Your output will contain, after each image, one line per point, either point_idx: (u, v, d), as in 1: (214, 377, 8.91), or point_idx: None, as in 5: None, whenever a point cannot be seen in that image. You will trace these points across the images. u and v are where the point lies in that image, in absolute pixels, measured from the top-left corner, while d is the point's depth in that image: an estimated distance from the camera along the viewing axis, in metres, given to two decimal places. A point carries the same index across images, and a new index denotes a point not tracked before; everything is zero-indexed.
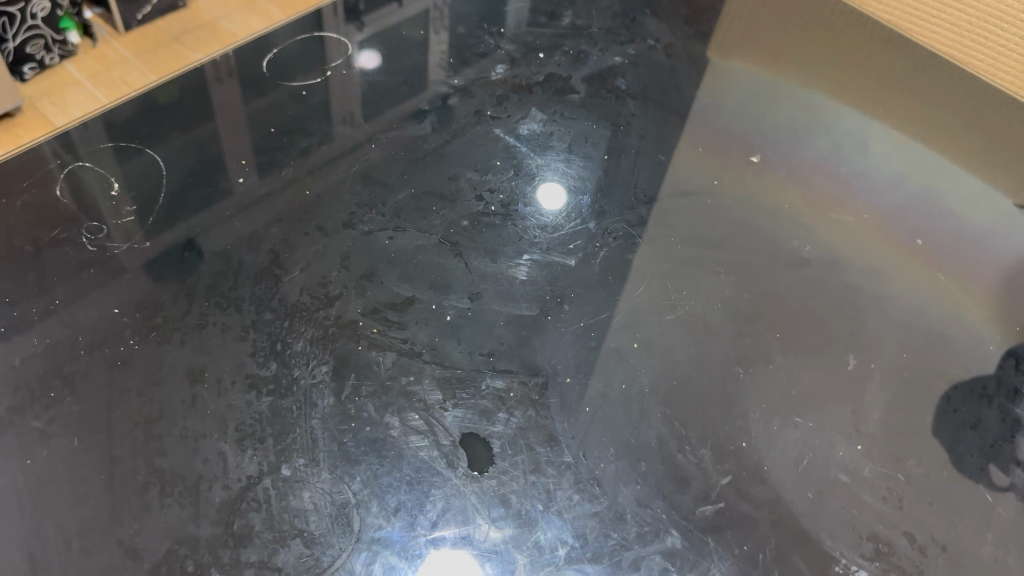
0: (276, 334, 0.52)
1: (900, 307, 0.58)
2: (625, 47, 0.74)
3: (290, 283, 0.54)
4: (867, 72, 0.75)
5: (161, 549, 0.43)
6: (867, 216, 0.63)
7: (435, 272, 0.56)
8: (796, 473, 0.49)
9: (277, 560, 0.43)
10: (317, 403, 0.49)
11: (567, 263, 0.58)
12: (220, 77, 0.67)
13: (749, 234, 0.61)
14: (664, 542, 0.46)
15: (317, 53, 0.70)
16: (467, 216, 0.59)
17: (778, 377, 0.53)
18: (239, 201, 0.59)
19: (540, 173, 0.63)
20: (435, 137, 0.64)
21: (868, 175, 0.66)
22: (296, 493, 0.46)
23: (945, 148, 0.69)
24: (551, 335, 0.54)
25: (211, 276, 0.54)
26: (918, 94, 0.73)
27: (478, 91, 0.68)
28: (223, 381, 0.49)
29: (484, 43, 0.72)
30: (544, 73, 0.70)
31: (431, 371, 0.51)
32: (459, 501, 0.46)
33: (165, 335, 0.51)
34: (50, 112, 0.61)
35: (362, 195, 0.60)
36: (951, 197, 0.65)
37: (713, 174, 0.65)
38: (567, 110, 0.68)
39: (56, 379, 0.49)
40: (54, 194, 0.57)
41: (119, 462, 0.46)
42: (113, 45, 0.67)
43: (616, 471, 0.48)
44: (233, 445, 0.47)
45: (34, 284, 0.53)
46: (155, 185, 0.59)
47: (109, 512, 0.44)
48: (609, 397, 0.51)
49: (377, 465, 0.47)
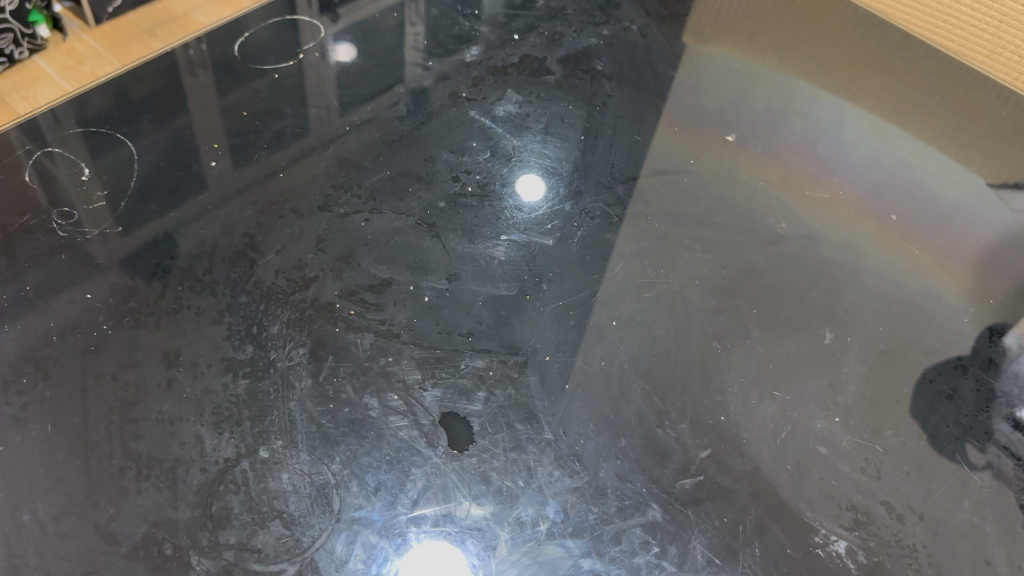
0: (252, 317, 0.51)
1: (876, 280, 0.59)
2: (601, 28, 0.74)
3: (266, 266, 0.54)
4: (841, 52, 0.75)
5: (139, 533, 0.43)
6: (843, 193, 0.64)
7: (413, 253, 0.56)
8: (775, 445, 0.50)
9: (257, 542, 0.43)
10: (295, 385, 0.49)
11: (545, 243, 0.57)
12: (191, 61, 0.66)
13: (726, 212, 0.61)
14: (645, 516, 0.46)
15: (290, 36, 0.69)
16: (444, 197, 0.59)
17: (756, 351, 0.54)
18: (213, 185, 0.58)
19: (516, 154, 0.63)
20: (411, 120, 0.64)
21: (842, 152, 0.67)
22: (274, 474, 0.45)
23: (919, 125, 0.70)
24: (529, 314, 0.54)
25: (185, 260, 0.54)
26: (893, 72, 0.74)
27: (452, 73, 0.68)
28: (199, 364, 0.49)
29: (458, 25, 0.72)
30: (520, 55, 0.70)
31: (409, 351, 0.51)
32: (439, 479, 0.46)
33: (139, 319, 0.51)
34: (18, 101, 0.61)
35: (338, 177, 0.59)
36: (924, 174, 0.66)
37: (689, 152, 0.65)
38: (543, 91, 0.68)
39: (28, 365, 0.48)
40: (24, 179, 0.57)
41: (94, 447, 0.46)
42: (84, 39, 0.66)
43: (596, 447, 0.48)
44: (210, 428, 0.47)
45: (5, 270, 0.52)
46: (127, 169, 0.58)
47: (85, 496, 0.44)
48: (589, 374, 0.51)
49: (356, 445, 0.47)
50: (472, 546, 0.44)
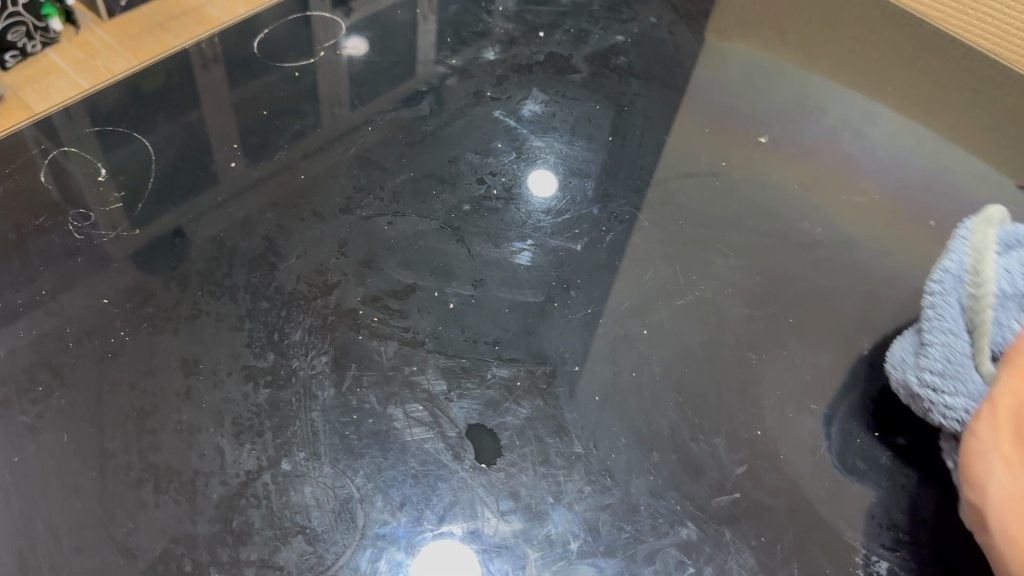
0: (273, 324, 0.50)
1: (914, 287, 0.57)
2: (627, 25, 0.72)
3: (287, 271, 0.52)
4: (874, 50, 0.73)
5: (157, 548, 0.42)
6: (879, 196, 0.62)
7: (437, 258, 0.54)
8: (813, 461, 0.48)
9: (279, 558, 0.42)
10: (317, 395, 0.47)
11: (573, 248, 0.56)
12: (209, 59, 0.64)
13: (759, 216, 0.59)
14: (679, 534, 0.44)
15: (309, 33, 0.67)
16: (468, 200, 0.57)
17: (791, 362, 0.52)
18: (232, 185, 0.57)
19: (542, 156, 0.61)
20: (434, 119, 0.62)
21: (877, 154, 0.65)
22: (296, 487, 0.44)
23: (957, 126, 0.67)
24: (557, 322, 0.52)
25: (203, 263, 0.52)
26: (927, 72, 0.71)
27: (476, 71, 0.66)
28: (219, 372, 0.48)
29: (481, 21, 0.70)
30: (545, 52, 0.68)
31: (435, 361, 0.49)
32: (466, 494, 0.45)
33: (157, 325, 0.49)
34: (32, 98, 0.59)
35: (359, 178, 0.58)
36: (962, 177, 0.64)
37: (719, 154, 0.63)
38: (569, 90, 0.66)
39: (43, 372, 0.47)
40: (39, 179, 0.55)
41: (111, 458, 0.44)
42: (96, 33, 0.64)
43: (628, 461, 0.47)
44: (230, 439, 0.45)
45: (20, 273, 0.51)
46: (144, 169, 0.57)
47: (101, 510, 0.43)
48: (619, 385, 0.50)
49: (381, 458, 0.46)
50: (500, 565, 0.43)
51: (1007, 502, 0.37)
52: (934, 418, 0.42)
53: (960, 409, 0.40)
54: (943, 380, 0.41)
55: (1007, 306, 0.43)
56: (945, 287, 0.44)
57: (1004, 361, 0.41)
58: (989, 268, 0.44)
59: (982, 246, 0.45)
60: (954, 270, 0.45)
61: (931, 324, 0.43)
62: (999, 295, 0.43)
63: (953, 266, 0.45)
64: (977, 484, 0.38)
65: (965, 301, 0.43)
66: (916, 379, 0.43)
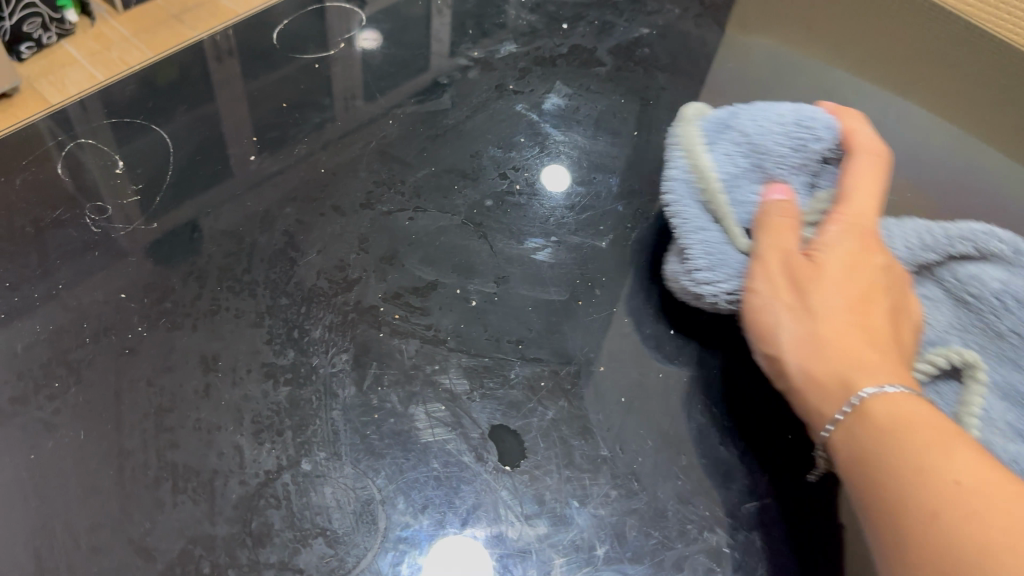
0: (293, 320, 0.49)
1: None
2: (653, 17, 0.71)
3: (307, 266, 0.51)
4: (906, 43, 0.71)
5: (174, 549, 0.41)
6: (911, 195, 0.60)
7: (459, 254, 0.53)
8: None
9: (299, 561, 0.41)
10: (338, 394, 0.46)
11: (598, 244, 0.54)
12: (227, 50, 0.64)
13: None
14: (708, 541, 0.43)
15: (329, 24, 0.66)
16: (491, 195, 0.56)
17: None
18: (251, 179, 0.56)
19: (566, 151, 0.60)
20: (455, 112, 0.61)
21: (909, 151, 0.63)
22: (317, 487, 0.43)
23: (991, 121, 0.65)
24: (582, 321, 0.51)
25: (222, 258, 0.51)
26: (958, 65, 0.70)
27: (499, 64, 0.65)
28: (238, 369, 0.47)
29: (503, 13, 0.69)
30: (568, 45, 0.67)
31: (457, 360, 0.48)
32: (489, 496, 0.44)
33: (175, 321, 0.48)
34: (48, 89, 0.58)
35: (380, 172, 0.57)
36: (995, 175, 0.62)
37: None
38: (593, 84, 0.64)
39: (60, 368, 0.46)
40: (56, 172, 0.54)
41: (128, 456, 0.43)
42: (111, 24, 0.64)
43: (655, 465, 0.45)
44: (250, 438, 0.44)
45: (36, 267, 0.50)
46: (162, 162, 0.56)
47: (118, 509, 0.42)
48: (646, 386, 0.48)
49: (402, 458, 0.45)
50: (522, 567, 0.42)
51: (798, 347, 0.41)
52: (709, 301, 0.46)
53: (730, 282, 0.45)
54: (714, 273, 0.45)
55: (738, 184, 0.47)
56: (676, 192, 0.48)
57: (755, 229, 0.45)
58: (706, 162, 0.47)
59: (688, 146, 0.48)
60: (711, 158, 0.48)
61: (681, 226, 0.47)
62: (724, 179, 0.47)
63: (676, 171, 0.48)
64: (771, 338, 0.42)
65: (694, 193, 0.48)
66: (691, 285, 0.46)
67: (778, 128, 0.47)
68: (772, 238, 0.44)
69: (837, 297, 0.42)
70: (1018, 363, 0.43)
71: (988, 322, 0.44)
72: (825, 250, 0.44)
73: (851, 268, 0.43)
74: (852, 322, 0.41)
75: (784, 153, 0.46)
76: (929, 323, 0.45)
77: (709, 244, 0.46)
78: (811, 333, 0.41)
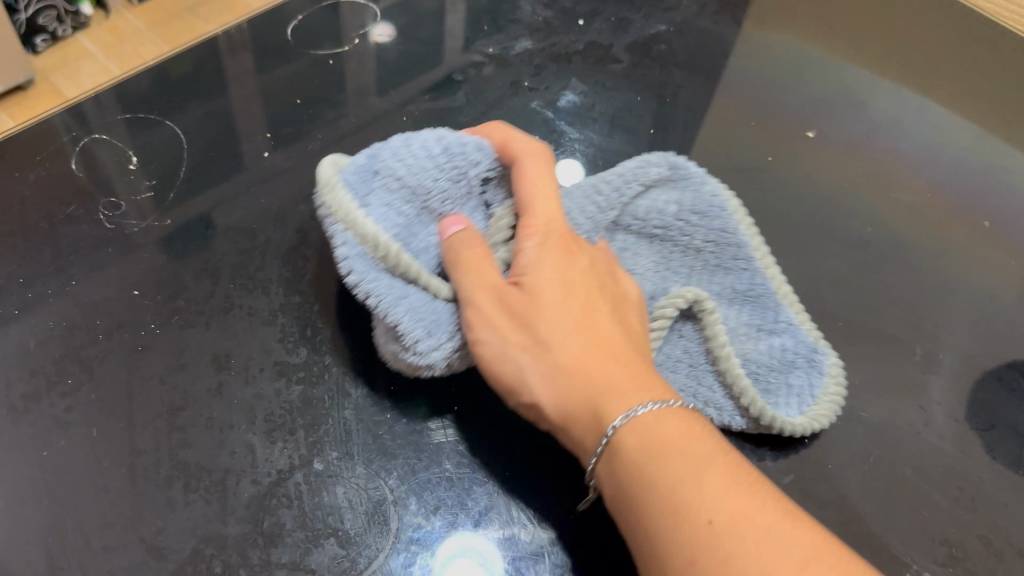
0: (306, 318, 0.49)
1: (967, 291, 0.54)
2: (670, 13, 0.70)
3: (319, 264, 0.51)
4: (933, 35, 0.70)
5: (186, 549, 0.41)
6: (930, 195, 0.59)
7: None
8: (862, 471, 0.46)
9: (310, 561, 0.41)
10: (350, 393, 0.46)
11: None
12: (241, 45, 0.63)
13: (806, 214, 0.57)
14: None
15: (343, 19, 0.66)
16: None
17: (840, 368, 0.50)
18: (265, 175, 0.55)
19: (581, 149, 0.59)
20: (470, 110, 0.61)
21: (928, 150, 0.62)
22: (328, 487, 0.43)
23: (1013, 117, 0.64)
24: None
25: (235, 255, 0.51)
26: (979, 57, 0.68)
27: (514, 61, 0.64)
28: (251, 368, 0.46)
29: (518, 8, 0.68)
30: (584, 41, 0.66)
31: None
32: (502, 499, 0.43)
33: (188, 318, 0.48)
34: (64, 84, 0.58)
35: None
36: (1017, 175, 0.61)
37: (764, 149, 0.61)
38: (609, 81, 0.64)
39: (73, 365, 0.46)
40: (70, 167, 0.54)
41: (140, 455, 0.43)
42: (126, 16, 0.63)
43: None
44: (262, 437, 0.44)
45: (49, 263, 0.50)
46: (175, 158, 0.56)
47: (130, 508, 0.42)
48: None
49: (415, 459, 0.44)
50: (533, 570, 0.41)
51: (546, 385, 0.39)
52: (417, 365, 0.43)
53: (432, 342, 0.42)
54: (432, 337, 0.42)
55: (414, 233, 0.43)
56: (359, 270, 0.41)
57: (446, 272, 0.42)
58: (368, 223, 0.41)
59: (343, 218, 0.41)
60: (376, 219, 0.41)
61: (380, 303, 0.41)
62: (397, 233, 0.42)
63: (344, 247, 0.41)
64: (517, 387, 0.40)
65: (375, 263, 0.41)
66: (415, 358, 0.42)
67: (422, 157, 0.43)
68: (451, 286, 0.41)
69: (563, 322, 0.40)
70: (723, 266, 0.49)
71: (682, 241, 0.49)
72: (530, 273, 0.41)
73: (564, 283, 0.41)
74: (591, 352, 0.39)
75: (442, 184, 0.43)
76: (638, 273, 0.49)
77: (405, 311, 0.41)
78: (551, 360, 0.39)
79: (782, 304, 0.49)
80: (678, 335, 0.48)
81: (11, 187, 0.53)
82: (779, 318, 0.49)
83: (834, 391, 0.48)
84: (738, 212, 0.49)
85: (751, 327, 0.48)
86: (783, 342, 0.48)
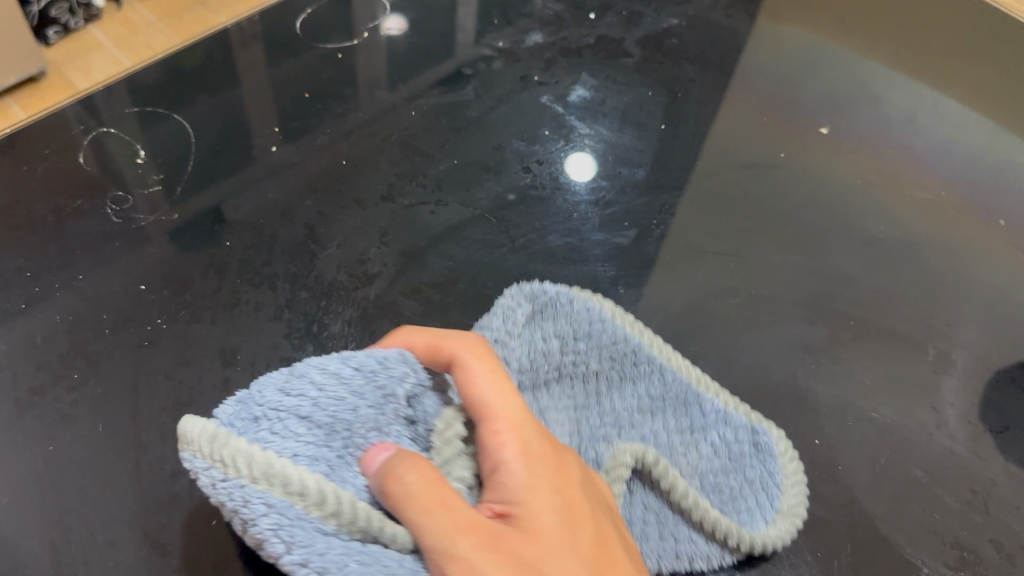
0: (313, 314, 0.48)
1: (982, 290, 0.54)
2: (683, 6, 0.69)
3: (326, 260, 0.51)
4: (949, 30, 0.68)
5: (190, 544, 0.40)
6: (944, 193, 0.58)
7: (481, 249, 0.52)
8: (873, 473, 0.45)
9: None
10: None
11: (623, 241, 0.53)
12: (250, 38, 0.63)
13: (817, 212, 0.57)
14: None
15: (353, 12, 0.65)
16: (513, 189, 0.55)
17: (851, 368, 0.49)
18: (272, 169, 0.55)
19: (590, 144, 0.58)
20: (479, 104, 0.60)
21: (942, 147, 0.61)
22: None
23: None
24: None
25: (242, 250, 0.51)
26: (997, 52, 0.67)
27: (524, 55, 0.64)
28: (256, 363, 0.46)
29: (530, 0, 0.68)
30: (596, 35, 0.66)
31: None
32: None
33: (194, 314, 0.48)
34: (75, 75, 0.58)
35: (402, 164, 0.56)
36: None
37: (777, 145, 0.60)
38: (620, 75, 0.63)
39: (79, 360, 0.46)
40: (78, 160, 0.54)
41: (146, 450, 0.43)
42: (138, 8, 0.62)
43: None
44: None
45: (57, 257, 0.50)
46: (183, 151, 0.55)
47: (135, 503, 0.41)
48: None
49: None
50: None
51: None
52: None
53: None
54: None
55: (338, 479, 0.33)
56: (301, 541, 0.30)
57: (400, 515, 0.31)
58: (300, 470, 0.31)
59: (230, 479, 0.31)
60: (306, 467, 0.32)
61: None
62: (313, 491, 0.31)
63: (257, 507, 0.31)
64: None
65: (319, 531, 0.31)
66: None
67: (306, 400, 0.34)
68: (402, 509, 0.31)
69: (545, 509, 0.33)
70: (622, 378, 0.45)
71: (563, 369, 0.44)
72: (523, 501, 0.33)
73: (563, 508, 0.33)
74: None
75: (363, 414, 0.35)
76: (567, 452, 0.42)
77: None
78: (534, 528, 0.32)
79: (698, 390, 0.45)
80: (632, 503, 0.42)
81: (20, 180, 0.53)
82: (704, 411, 0.44)
83: (793, 470, 0.44)
84: (616, 317, 0.46)
85: (683, 433, 0.44)
86: (720, 434, 0.44)
